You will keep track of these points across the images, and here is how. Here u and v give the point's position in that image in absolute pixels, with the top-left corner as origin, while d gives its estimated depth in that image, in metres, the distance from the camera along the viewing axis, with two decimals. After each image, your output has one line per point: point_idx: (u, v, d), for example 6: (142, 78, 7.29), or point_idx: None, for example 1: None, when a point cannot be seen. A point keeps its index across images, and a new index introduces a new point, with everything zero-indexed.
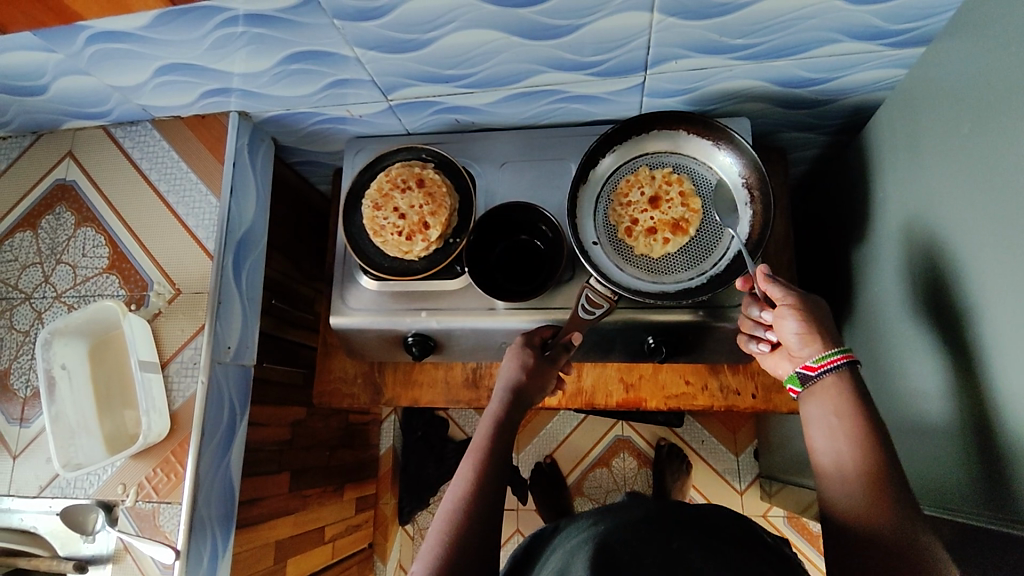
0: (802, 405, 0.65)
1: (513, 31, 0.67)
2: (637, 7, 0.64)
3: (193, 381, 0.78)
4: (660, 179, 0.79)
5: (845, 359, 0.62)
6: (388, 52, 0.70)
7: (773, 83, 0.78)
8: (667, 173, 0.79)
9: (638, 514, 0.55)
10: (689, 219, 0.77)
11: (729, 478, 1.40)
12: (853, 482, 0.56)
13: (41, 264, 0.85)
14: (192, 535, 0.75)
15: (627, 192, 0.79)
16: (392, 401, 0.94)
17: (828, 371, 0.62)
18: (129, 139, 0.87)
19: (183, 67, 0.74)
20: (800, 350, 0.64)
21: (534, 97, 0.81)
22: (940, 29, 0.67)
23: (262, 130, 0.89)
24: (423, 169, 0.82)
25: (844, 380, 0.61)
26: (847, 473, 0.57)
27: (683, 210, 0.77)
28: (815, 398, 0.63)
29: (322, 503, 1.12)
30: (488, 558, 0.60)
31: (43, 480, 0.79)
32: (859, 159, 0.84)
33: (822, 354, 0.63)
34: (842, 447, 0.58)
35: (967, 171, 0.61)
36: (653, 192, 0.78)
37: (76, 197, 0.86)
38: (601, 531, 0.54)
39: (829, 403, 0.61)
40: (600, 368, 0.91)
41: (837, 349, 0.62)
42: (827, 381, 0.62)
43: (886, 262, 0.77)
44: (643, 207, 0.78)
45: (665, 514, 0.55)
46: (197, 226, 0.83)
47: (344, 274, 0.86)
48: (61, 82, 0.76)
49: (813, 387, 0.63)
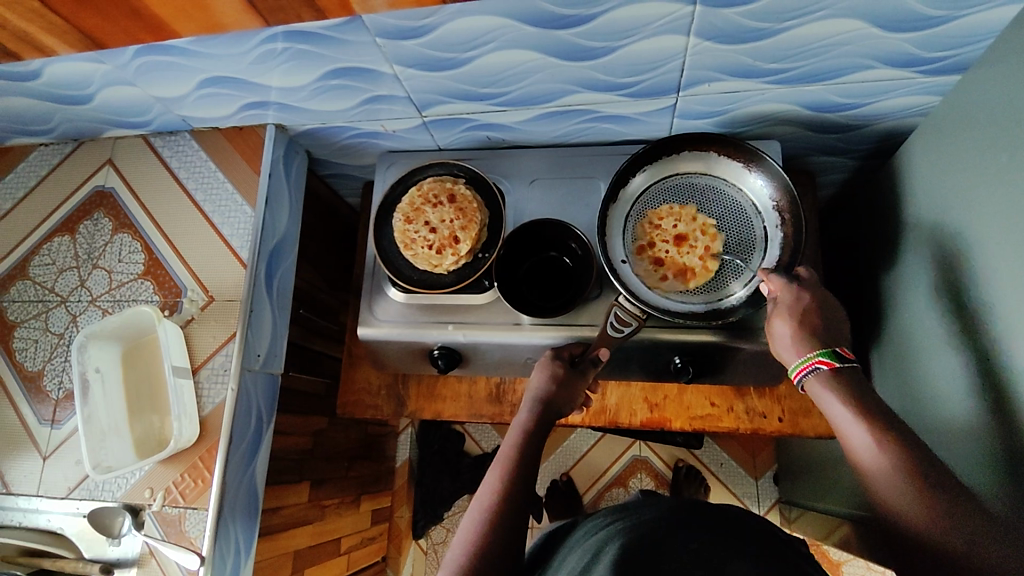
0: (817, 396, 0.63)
1: (550, 52, 0.69)
2: (675, 30, 0.65)
3: (224, 389, 0.79)
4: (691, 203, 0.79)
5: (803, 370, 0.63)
6: (427, 69, 0.72)
7: (805, 107, 0.79)
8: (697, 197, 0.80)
9: (656, 514, 0.54)
10: (709, 252, 0.77)
11: (747, 502, 1.38)
12: (890, 487, 0.54)
13: (78, 268, 0.87)
14: (217, 542, 0.76)
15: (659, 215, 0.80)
16: (415, 414, 0.95)
17: (807, 376, 0.63)
18: (168, 148, 0.89)
19: (225, 80, 0.76)
20: (784, 360, 0.67)
21: (566, 116, 0.82)
22: (975, 58, 0.67)
23: (297, 143, 0.91)
24: (454, 185, 0.83)
25: (822, 382, 0.62)
26: (877, 480, 0.55)
27: (703, 242, 0.78)
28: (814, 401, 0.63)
29: (339, 514, 1.12)
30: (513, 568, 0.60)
31: (71, 481, 0.79)
32: (890, 184, 0.84)
33: (799, 361, 0.64)
34: (866, 448, 0.56)
35: (1003, 198, 0.61)
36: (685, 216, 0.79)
37: (114, 204, 0.88)
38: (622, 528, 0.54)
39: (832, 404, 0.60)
40: (625, 387, 0.91)
41: (815, 354, 0.63)
42: (812, 386, 0.63)
43: (917, 288, 0.76)
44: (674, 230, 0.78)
45: (682, 510, 0.54)
46: (232, 235, 0.84)
47: (372, 286, 0.87)
48: (107, 92, 0.79)
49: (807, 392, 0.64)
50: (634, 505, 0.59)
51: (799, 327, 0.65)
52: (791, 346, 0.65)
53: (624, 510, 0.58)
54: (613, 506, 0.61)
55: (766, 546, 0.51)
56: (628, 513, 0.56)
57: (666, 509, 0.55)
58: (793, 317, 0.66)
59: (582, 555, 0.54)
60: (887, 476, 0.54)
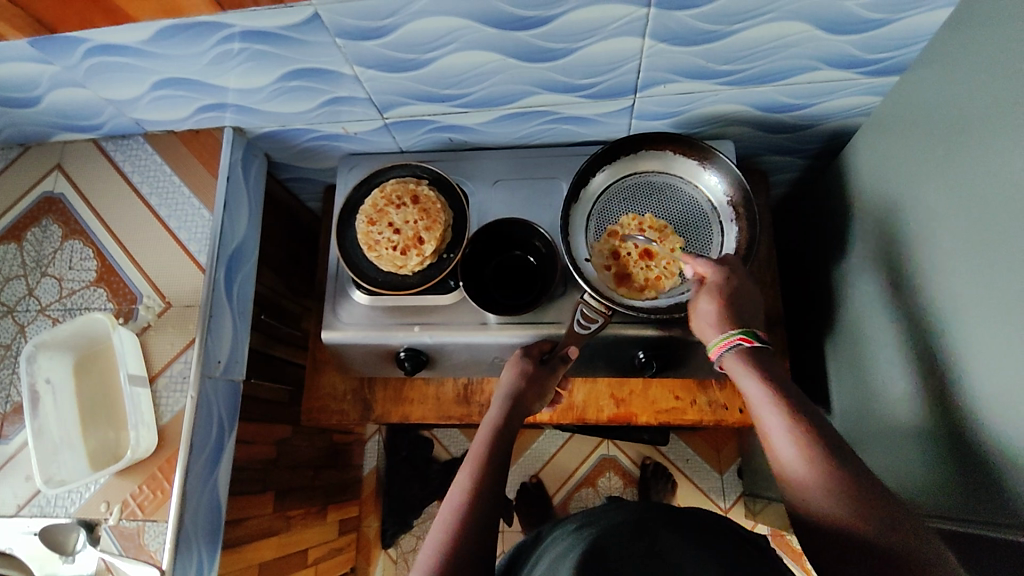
0: (740, 365, 0.64)
1: (509, 53, 0.70)
2: (631, 32, 0.67)
3: (182, 397, 0.77)
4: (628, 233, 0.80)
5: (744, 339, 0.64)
6: (388, 70, 0.72)
7: (756, 109, 0.82)
8: (627, 223, 0.81)
9: (622, 518, 0.57)
10: (659, 278, 0.78)
11: (713, 497, 1.41)
12: (813, 485, 0.54)
13: (26, 276, 0.83)
14: (178, 554, 0.74)
15: (621, 246, 0.80)
16: (383, 418, 0.94)
17: (726, 352, 0.65)
18: (121, 152, 0.87)
19: (181, 82, 0.75)
20: (705, 335, 0.69)
21: (528, 117, 0.83)
22: (911, 60, 0.72)
23: (256, 145, 0.90)
24: (417, 186, 0.83)
25: (739, 357, 0.64)
26: (800, 476, 0.55)
27: (660, 259, 0.79)
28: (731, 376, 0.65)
29: (306, 525, 1.10)
30: (486, 571, 0.59)
31: (21, 498, 0.76)
32: (836, 181, 0.88)
33: (720, 337, 0.66)
34: (783, 442, 0.57)
35: (943, 189, 0.64)
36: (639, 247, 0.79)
37: (63, 210, 0.85)
38: (593, 532, 0.56)
39: (747, 380, 0.63)
40: (591, 384, 0.92)
41: (737, 332, 0.65)
42: (730, 362, 0.65)
43: (865, 279, 0.80)
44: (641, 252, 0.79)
45: (651, 517, 0.57)
46: (189, 240, 0.82)
47: (336, 289, 0.86)
48: (54, 94, 0.76)
49: (726, 368, 0.66)
50: (604, 511, 0.62)
51: (726, 303, 0.68)
52: (715, 323, 0.67)
53: (593, 517, 0.61)
54: (583, 515, 0.64)
55: (729, 548, 0.54)
56: (600, 519, 0.58)
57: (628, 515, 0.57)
58: (716, 296, 0.68)
59: (551, 562, 0.56)
60: (811, 474, 0.54)
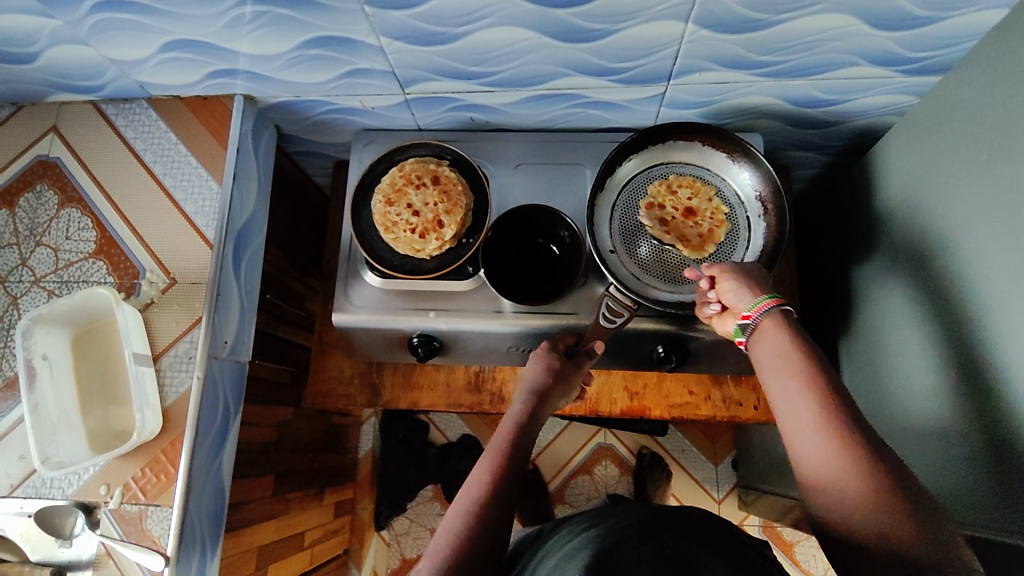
0: (772, 334, 0.59)
1: (545, 32, 0.67)
2: (674, 16, 0.64)
3: (188, 377, 0.74)
4: (668, 197, 0.79)
5: (775, 303, 0.61)
6: (416, 43, 0.69)
7: (788, 103, 0.80)
8: (663, 186, 0.80)
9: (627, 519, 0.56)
10: (713, 233, 0.78)
11: (708, 487, 1.42)
12: (839, 476, 0.51)
13: (19, 245, 0.79)
14: (182, 542, 0.71)
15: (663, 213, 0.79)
16: (391, 404, 0.91)
17: (763, 315, 0.61)
18: (123, 117, 0.82)
19: (193, 44, 0.70)
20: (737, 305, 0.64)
21: (555, 99, 0.80)
22: (953, 60, 0.70)
23: (266, 116, 0.86)
24: (438, 166, 0.80)
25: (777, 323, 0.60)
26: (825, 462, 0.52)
27: (706, 221, 0.78)
28: (761, 340, 0.60)
29: (303, 508, 1.08)
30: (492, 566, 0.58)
31: (14, 478, 0.72)
32: (862, 180, 0.87)
33: (753, 302, 0.62)
34: (806, 423, 0.54)
35: (983, 195, 0.63)
36: (683, 208, 0.79)
37: (60, 175, 0.80)
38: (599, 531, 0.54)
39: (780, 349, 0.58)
40: (605, 376, 0.91)
41: (767, 295, 0.62)
42: (764, 324, 0.60)
43: (889, 280, 0.79)
44: (683, 219, 0.78)
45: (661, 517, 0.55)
46: (196, 213, 0.78)
47: (349, 270, 0.83)
48: (53, 51, 0.71)
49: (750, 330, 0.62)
50: (606, 511, 0.60)
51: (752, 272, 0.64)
52: (745, 289, 0.63)
53: (600, 516, 0.59)
54: (589, 513, 0.62)
55: (741, 552, 0.53)
56: (605, 518, 0.57)
57: (636, 513, 0.56)
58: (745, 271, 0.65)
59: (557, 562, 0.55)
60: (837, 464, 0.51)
